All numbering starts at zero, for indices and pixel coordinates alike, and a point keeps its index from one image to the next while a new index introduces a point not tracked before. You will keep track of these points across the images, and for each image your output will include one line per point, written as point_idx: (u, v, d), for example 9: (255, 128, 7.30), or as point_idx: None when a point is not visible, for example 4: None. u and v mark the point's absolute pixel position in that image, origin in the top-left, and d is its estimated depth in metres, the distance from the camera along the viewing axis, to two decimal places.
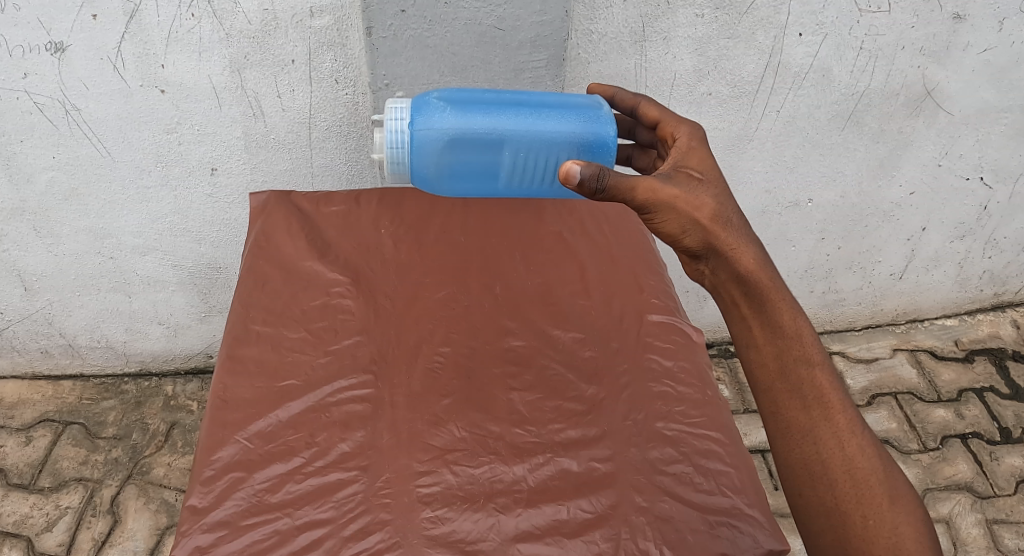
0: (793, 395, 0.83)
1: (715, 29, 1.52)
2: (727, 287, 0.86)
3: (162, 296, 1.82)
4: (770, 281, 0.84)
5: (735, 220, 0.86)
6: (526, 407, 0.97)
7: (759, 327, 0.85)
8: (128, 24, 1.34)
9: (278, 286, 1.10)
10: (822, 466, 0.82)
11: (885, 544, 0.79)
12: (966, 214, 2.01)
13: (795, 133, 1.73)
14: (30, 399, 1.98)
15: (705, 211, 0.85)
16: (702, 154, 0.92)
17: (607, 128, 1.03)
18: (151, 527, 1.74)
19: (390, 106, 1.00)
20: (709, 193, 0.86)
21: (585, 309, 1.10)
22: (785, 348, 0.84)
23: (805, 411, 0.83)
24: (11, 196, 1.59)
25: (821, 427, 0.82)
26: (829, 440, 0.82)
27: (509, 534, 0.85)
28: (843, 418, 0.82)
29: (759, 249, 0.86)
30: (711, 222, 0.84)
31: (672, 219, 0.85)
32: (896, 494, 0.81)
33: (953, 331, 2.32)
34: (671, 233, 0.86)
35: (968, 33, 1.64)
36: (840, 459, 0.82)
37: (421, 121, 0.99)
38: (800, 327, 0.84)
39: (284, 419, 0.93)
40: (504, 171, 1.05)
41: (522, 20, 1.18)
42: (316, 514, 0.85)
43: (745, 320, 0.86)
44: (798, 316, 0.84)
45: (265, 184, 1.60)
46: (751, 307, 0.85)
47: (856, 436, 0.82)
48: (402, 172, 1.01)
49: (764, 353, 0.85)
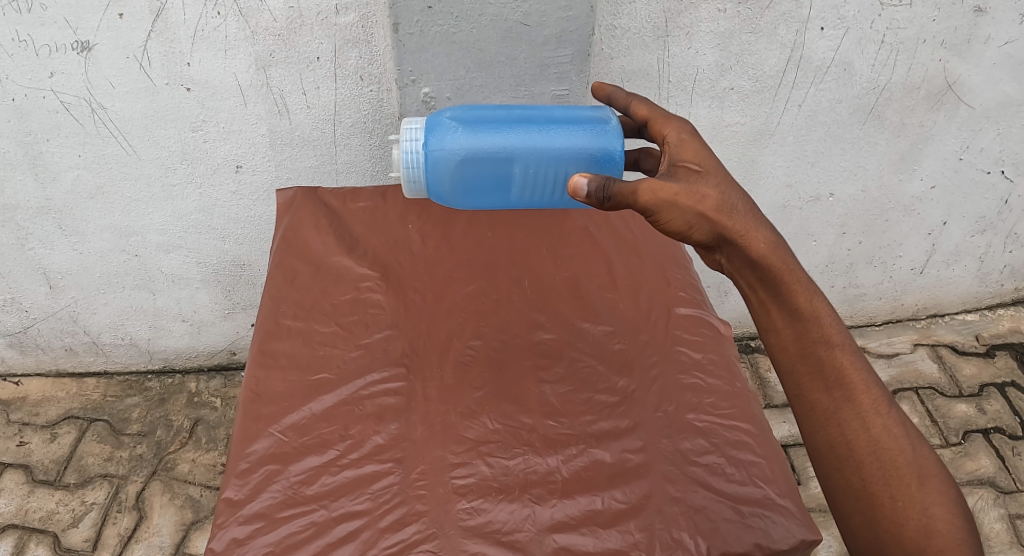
0: (815, 378, 0.83)
1: (737, 23, 1.52)
2: (742, 274, 0.84)
3: (187, 293, 1.84)
4: (785, 265, 0.82)
5: (741, 206, 0.84)
6: (557, 399, 0.98)
7: (777, 310, 0.84)
8: (154, 23, 1.36)
9: (308, 281, 1.11)
10: (847, 449, 0.82)
11: (915, 524, 0.79)
12: (987, 208, 2.00)
13: (816, 127, 1.73)
14: (54, 397, 2.00)
15: (708, 203, 0.83)
16: (696, 145, 0.90)
17: (615, 143, 1.03)
18: (176, 522, 1.76)
19: (405, 125, 1.01)
20: (711, 184, 0.85)
21: (613, 302, 1.11)
22: (804, 330, 0.83)
23: (827, 393, 0.83)
24: (38, 194, 1.61)
25: (845, 409, 0.82)
26: (854, 422, 0.82)
27: (545, 524, 0.85)
28: (867, 399, 0.82)
29: (771, 232, 0.84)
30: (716, 213, 0.83)
31: (676, 215, 0.84)
32: (925, 473, 0.81)
33: (974, 326, 2.31)
34: (678, 230, 0.85)
35: (990, 25, 1.63)
36: (866, 441, 0.82)
37: (435, 140, 1.00)
38: (818, 309, 0.83)
39: (317, 412, 0.94)
40: (516, 187, 1.05)
41: (548, 16, 1.18)
42: (353, 506, 0.86)
43: (764, 305, 0.85)
44: (814, 297, 0.83)
45: (290, 180, 1.61)
46: (768, 292, 0.84)
47: (880, 416, 0.82)
48: (417, 190, 1.03)
49: (783, 336, 0.84)
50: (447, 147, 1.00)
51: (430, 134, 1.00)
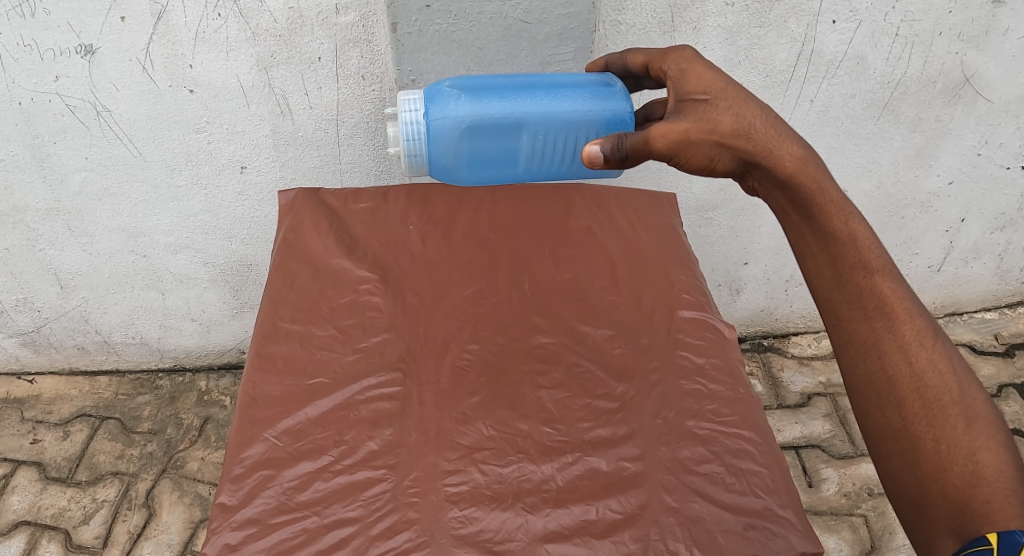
0: (853, 306, 0.80)
1: (746, 17, 1.49)
2: (775, 196, 0.83)
3: (195, 292, 1.85)
4: (815, 181, 0.80)
5: (759, 122, 0.82)
6: (554, 405, 0.96)
7: (811, 234, 0.82)
8: (155, 25, 1.35)
9: (307, 283, 1.10)
10: (887, 384, 0.78)
11: (961, 471, 0.74)
12: (1007, 203, 1.94)
13: (830, 122, 1.69)
14: (67, 395, 2.02)
15: (723, 130, 0.81)
16: (700, 68, 0.87)
17: (623, 104, 1.01)
18: (185, 520, 1.77)
19: (405, 97, 0.99)
20: (722, 108, 0.82)
21: (614, 306, 1.09)
22: (840, 255, 0.80)
23: (866, 322, 0.80)
24: (46, 196, 1.62)
25: (885, 340, 0.79)
26: (895, 354, 0.78)
27: (537, 533, 0.84)
28: (910, 330, 0.79)
29: (799, 145, 0.81)
30: (733, 138, 0.81)
31: (695, 152, 0.83)
32: (974, 415, 0.76)
33: (992, 324, 2.26)
34: (701, 165, 0.84)
35: (1009, 17, 1.58)
36: (908, 376, 0.78)
37: (436, 109, 0.98)
38: (854, 230, 0.80)
39: (312, 416, 0.94)
40: (523, 156, 1.03)
41: (549, 13, 1.17)
42: (344, 513, 0.85)
43: (798, 229, 0.83)
44: (850, 218, 0.80)
45: (295, 180, 1.61)
46: (800, 215, 0.82)
47: (925, 349, 0.78)
48: (419, 164, 0.99)
49: (820, 262, 0.82)
50: (448, 112, 0.98)
51: (430, 104, 0.98)
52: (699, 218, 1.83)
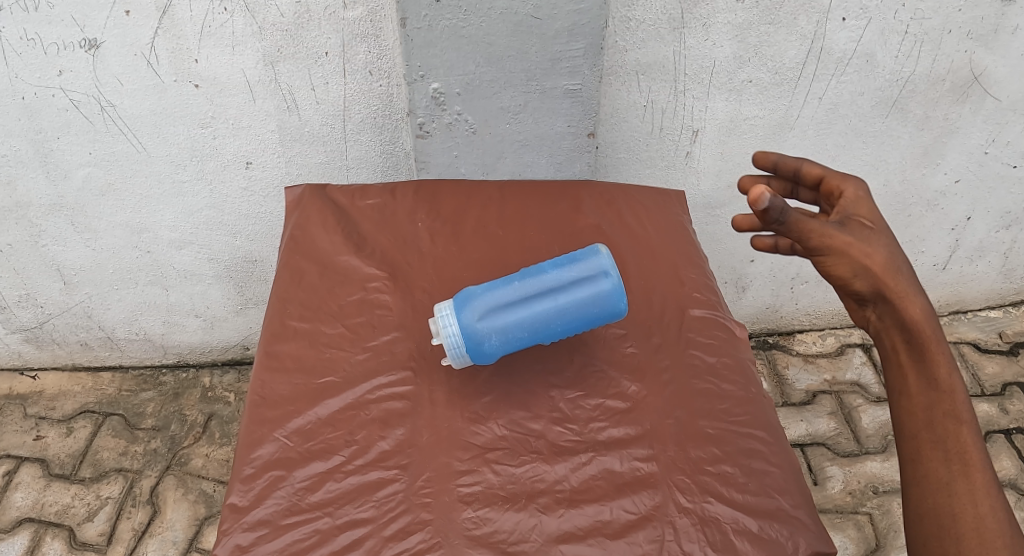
0: (936, 448, 0.76)
1: (756, 14, 1.48)
2: (889, 333, 0.78)
3: (199, 289, 1.84)
4: (934, 334, 0.76)
5: (905, 268, 0.76)
6: (566, 405, 0.95)
7: (914, 376, 0.77)
8: (161, 20, 1.35)
9: (315, 281, 1.09)
10: (949, 521, 0.74)
11: None
12: (1013, 202, 1.94)
13: (838, 120, 1.68)
14: (70, 391, 2.02)
15: (877, 260, 0.75)
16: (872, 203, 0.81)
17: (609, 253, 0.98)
18: (190, 517, 1.77)
19: (438, 310, 0.97)
20: (882, 242, 0.76)
21: (625, 304, 1.08)
22: (937, 400, 0.76)
23: (944, 464, 0.75)
24: (49, 191, 1.61)
25: (958, 484, 0.75)
26: (964, 497, 0.74)
27: (551, 534, 0.83)
28: (980, 478, 0.74)
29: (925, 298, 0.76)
30: (884, 276, 0.75)
31: (843, 265, 0.75)
32: None
33: (996, 323, 2.26)
34: (840, 277, 0.76)
35: (1018, 15, 1.57)
36: (970, 518, 0.73)
37: (466, 315, 0.95)
38: (954, 383, 0.76)
39: (322, 416, 0.93)
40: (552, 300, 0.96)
41: (559, 9, 1.16)
42: (357, 513, 0.84)
43: (903, 371, 0.78)
44: (953, 370, 0.76)
45: (301, 176, 1.59)
46: (909, 355, 0.77)
47: (989, 497, 0.74)
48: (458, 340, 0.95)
49: (915, 401, 0.77)
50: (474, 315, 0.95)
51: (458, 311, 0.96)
52: (706, 216, 1.83)
